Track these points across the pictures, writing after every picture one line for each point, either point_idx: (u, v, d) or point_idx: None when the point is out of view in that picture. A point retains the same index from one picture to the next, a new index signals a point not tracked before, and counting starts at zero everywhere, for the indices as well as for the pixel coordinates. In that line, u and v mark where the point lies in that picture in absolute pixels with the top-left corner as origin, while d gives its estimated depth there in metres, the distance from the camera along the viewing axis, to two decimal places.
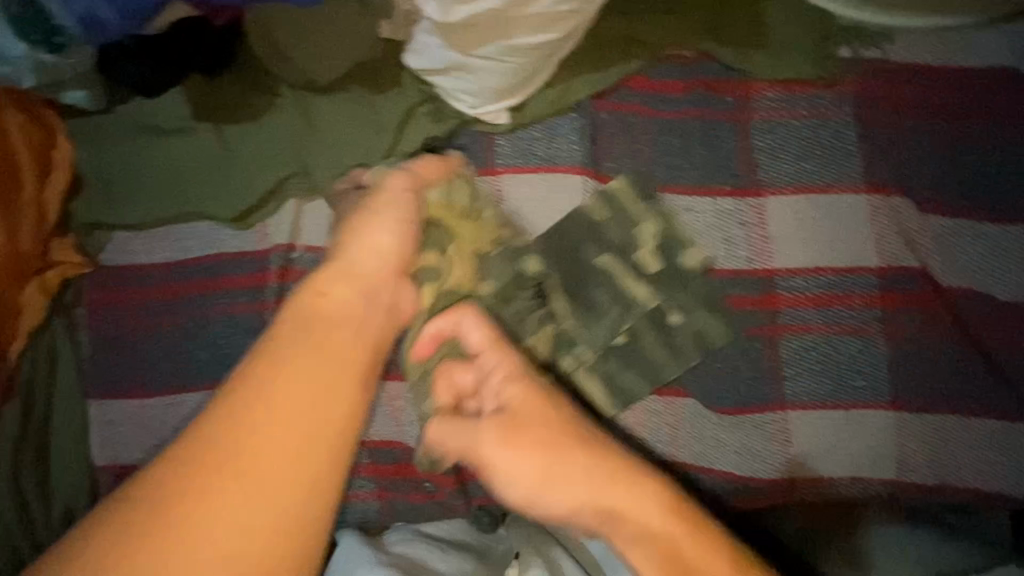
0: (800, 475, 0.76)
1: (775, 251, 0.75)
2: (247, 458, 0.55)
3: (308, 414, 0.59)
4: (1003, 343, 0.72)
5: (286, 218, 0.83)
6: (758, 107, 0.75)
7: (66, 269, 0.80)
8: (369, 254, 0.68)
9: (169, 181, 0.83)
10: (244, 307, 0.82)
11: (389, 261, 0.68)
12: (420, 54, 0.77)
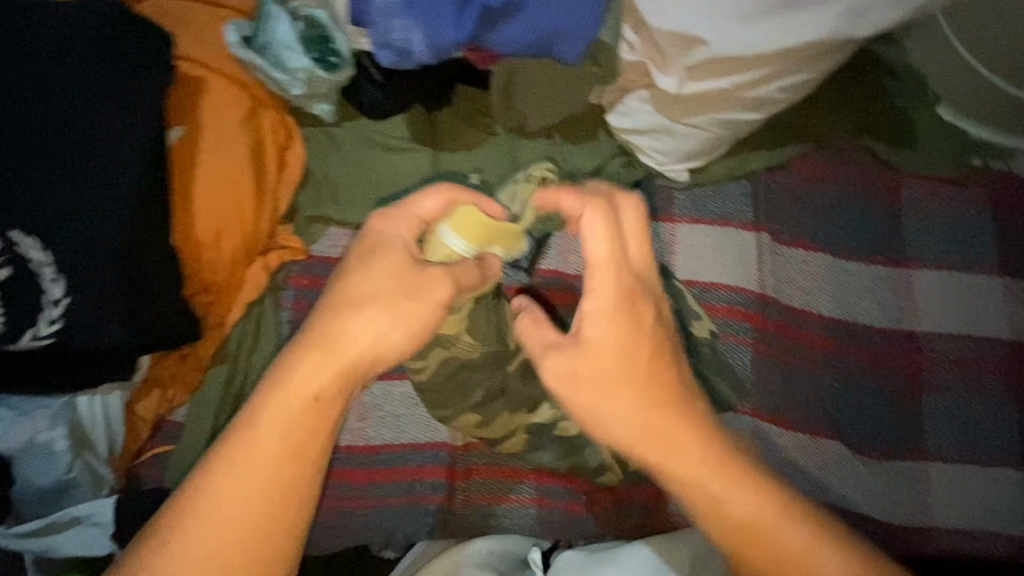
0: (939, 525, 0.83)
1: (920, 316, 0.88)
2: (267, 455, 0.57)
3: (314, 433, 0.59)
4: None
5: None
6: (906, 195, 0.91)
7: (286, 254, 0.88)
8: (380, 291, 0.63)
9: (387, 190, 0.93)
10: None
11: (413, 318, 0.64)
12: (625, 116, 0.91)
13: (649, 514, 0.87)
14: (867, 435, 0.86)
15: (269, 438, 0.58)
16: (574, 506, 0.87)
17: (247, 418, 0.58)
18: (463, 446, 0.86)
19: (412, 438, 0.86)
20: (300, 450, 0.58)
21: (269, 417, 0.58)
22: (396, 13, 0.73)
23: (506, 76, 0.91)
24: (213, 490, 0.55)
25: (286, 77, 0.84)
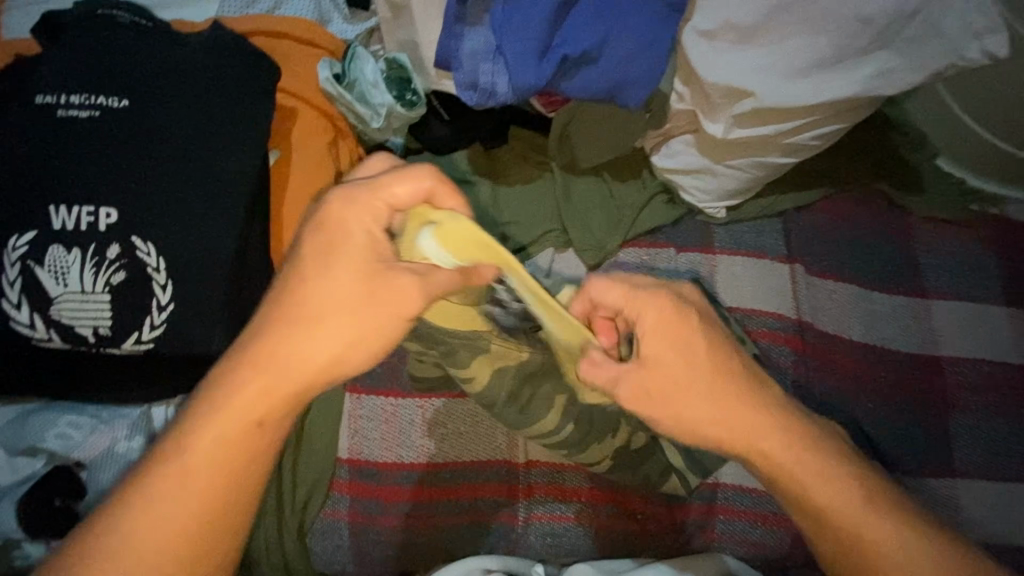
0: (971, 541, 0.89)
1: (940, 343, 0.96)
2: (190, 490, 0.52)
3: (243, 463, 0.53)
4: None
5: (543, 261, 1.03)
6: (919, 234, 1.02)
7: None
8: (337, 302, 0.56)
9: None
10: None
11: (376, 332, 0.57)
12: (670, 157, 1.00)
13: (701, 532, 0.89)
14: (903, 454, 0.92)
15: (192, 473, 0.53)
16: (631, 525, 0.88)
17: (171, 445, 0.53)
18: (524, 464, 0.88)
19: (475, 456, 0.87)
20: (225, 488, 0.53)
21: (198, 443, 0.53)
22: (484, 60, 0.84)
23: (565, 120, 0.99)
24: (117, 527, 0.51)
25: (368, 110, 0.91)
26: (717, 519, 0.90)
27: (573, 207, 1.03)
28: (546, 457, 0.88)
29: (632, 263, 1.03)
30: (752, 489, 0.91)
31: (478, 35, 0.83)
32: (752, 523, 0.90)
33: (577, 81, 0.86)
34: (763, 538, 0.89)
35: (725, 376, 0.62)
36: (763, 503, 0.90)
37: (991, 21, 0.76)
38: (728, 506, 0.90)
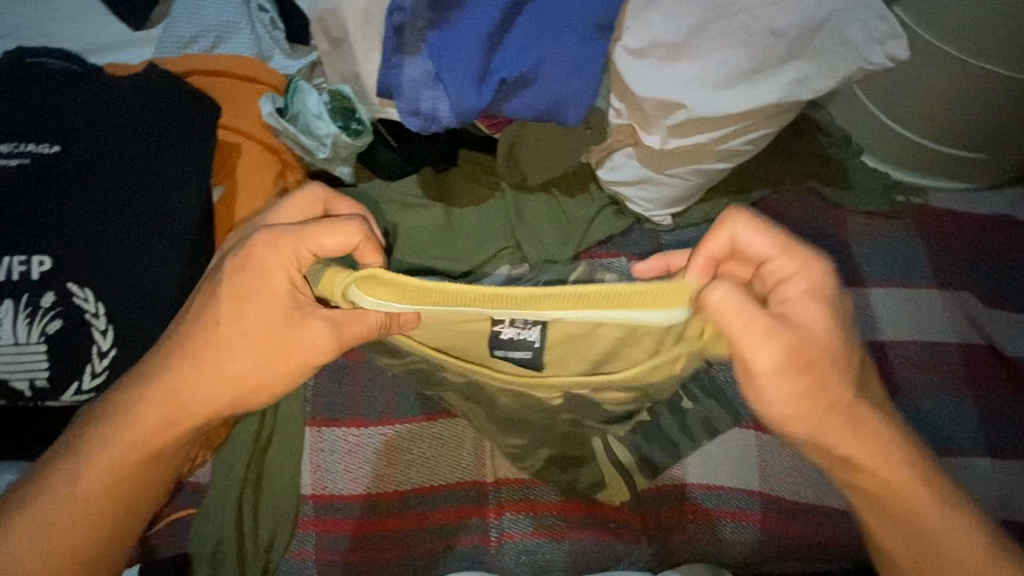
0: None
1: (882, 328, 1.01)
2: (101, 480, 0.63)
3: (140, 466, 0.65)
4: None
5: None
6: (852, 227, 1.08)
7: None
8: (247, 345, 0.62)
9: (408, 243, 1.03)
10: None
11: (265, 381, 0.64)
12: (615, 170, 1.04)
13: (673, 534, 0.90)
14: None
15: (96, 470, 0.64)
16: (605, 535, 0.89)
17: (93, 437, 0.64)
18: (493, 483, 0.88)
19: (443, 480, 0.86)
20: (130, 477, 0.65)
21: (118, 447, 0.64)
22: (424, 87, 0.85)
23: (511, 141, 1.02)
24: (43, 512, 0.62)
25: (314, 142, 0.92)
26: (688, 520, 0.91)
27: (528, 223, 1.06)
28: (515, 474, 0.88)
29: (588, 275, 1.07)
30: (719, 487, 0.93)
31: (418, 64, 0.85)
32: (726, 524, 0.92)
33: (517, 102, 0.89)
34: (732, 535, 0.91)
35: (836, 363, 0.59)
36: (730, 500, 0.93)
37: (890, 27, 0.83)
38: (696, 507, 0.92)
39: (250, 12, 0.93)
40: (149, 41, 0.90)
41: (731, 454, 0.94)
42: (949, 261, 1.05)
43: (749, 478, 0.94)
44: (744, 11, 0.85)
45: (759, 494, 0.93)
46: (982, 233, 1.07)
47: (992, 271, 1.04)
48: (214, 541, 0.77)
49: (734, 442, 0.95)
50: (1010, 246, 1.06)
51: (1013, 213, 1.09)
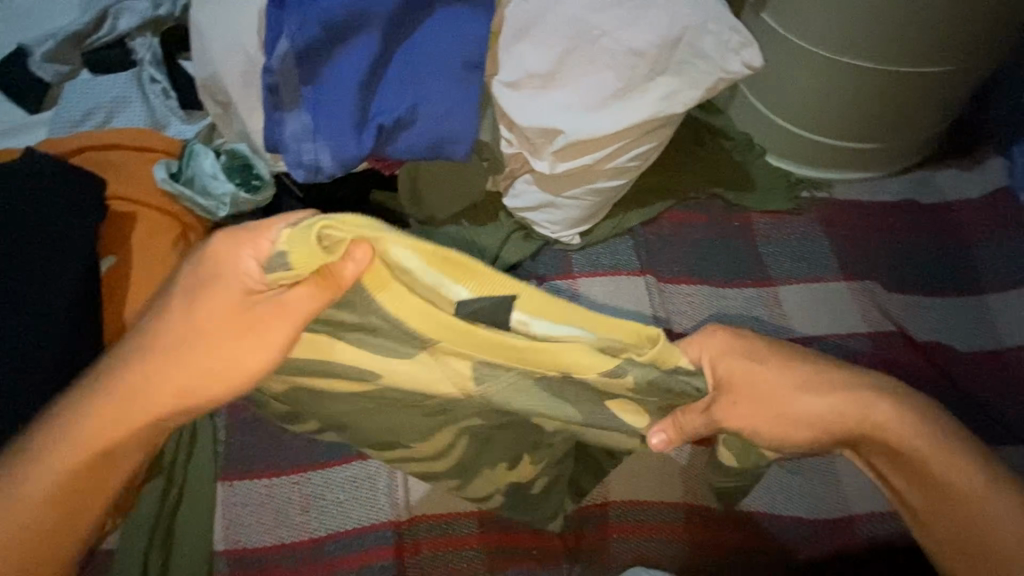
0: (854, 512, 0.93)
1: (793, 324, 1.01)
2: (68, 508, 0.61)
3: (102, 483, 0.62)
4: (982, 386, 0.94)
5: None
6: (757, 228, 1.09)
7: None
8: (194, 340, 0.59)
9: None
10: None
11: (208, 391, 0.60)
12: (517, 198, 1.06)
13: (597, 554, 0.90)
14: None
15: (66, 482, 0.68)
16: (528, 563, 0.88)
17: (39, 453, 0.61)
18: (408, 520, 0.88)
19: (359, 522, 0.87)
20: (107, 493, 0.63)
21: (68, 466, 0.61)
22: (305, 139, 0.88)
23: (411, 178, 1.04)
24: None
25: (212, 202, 0.95)
26: (613, 539, 0.90)
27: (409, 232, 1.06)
28: (430, 510, 0.89)
29: None
30: (642, 502, 0.92)
31: (297, 118, 0.88)
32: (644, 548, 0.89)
33: (399, 144, 0.91)
34: (658, 550, 0.90)
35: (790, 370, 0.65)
36: (654, 515, 0.92)
37: (742, 37, 0.86)
38: (620, 525, 0.91)
39: (142, 85, 0.99)
40: (44, 124, 0.96)
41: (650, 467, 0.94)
42: (855, 251, 1.06)
43: (672, 491, 0.93)
44: (605, 35, 0.88)
45: (683, 505, 0.92)
46: (889, 221, 1.08)
47: (898, 257, 1.05)
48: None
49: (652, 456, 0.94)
50: (914, 232, 1.07)
51: (915, 198, 1.10)
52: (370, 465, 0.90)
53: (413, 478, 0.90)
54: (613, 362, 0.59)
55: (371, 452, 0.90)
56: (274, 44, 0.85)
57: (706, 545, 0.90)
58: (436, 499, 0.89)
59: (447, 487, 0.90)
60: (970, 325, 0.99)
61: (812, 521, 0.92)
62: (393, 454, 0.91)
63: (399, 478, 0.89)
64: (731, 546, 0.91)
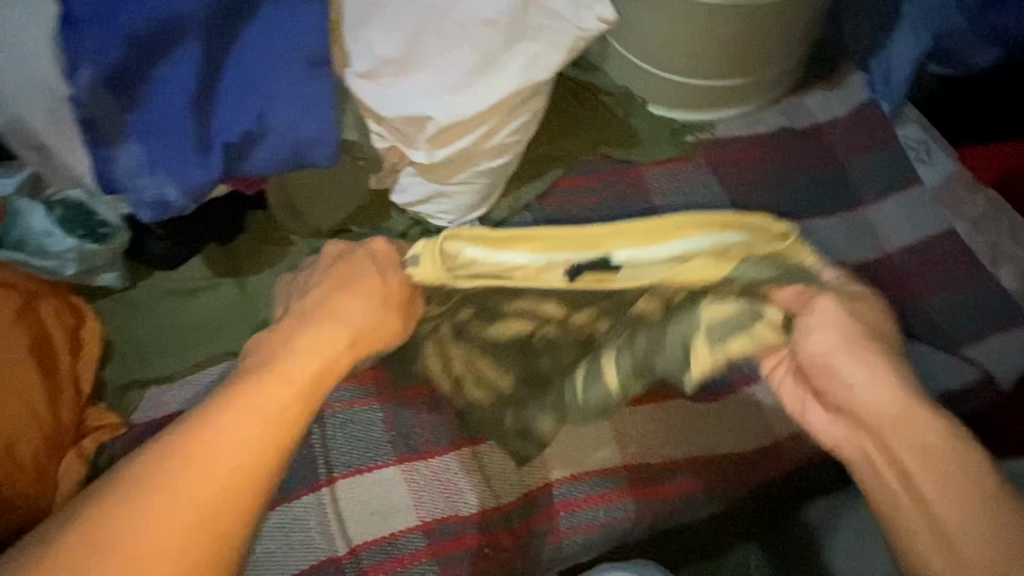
0: (778, 436, 0.97)
1: None
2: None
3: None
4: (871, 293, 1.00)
5: None
6: (650, 180, 1.09)
7: (102, 434, 0.86)
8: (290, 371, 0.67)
9: (194, 331, 0.95)
10: None
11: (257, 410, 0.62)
12: (405, 193, 1.00)
13: (546, 536, 0.90)
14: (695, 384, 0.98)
15: None
16: (481, 562, 0.87)
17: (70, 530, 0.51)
18: (349, 552, 0.86)
19: (298, 566, 0.84)
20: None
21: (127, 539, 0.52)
22: (143, 174, 0.79)
23: (282, 186, 0.94)
24: None
25: (54, 261, 0.86)
26: (560, 517, 0.91)
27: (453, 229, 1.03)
28: (371, 536, 0.87)
29: None
30: (583, 475, 0.92)
31: (128, 152, 0.78)
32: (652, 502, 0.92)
33: (255, 160, 0.83)
34: (607, 517, 0.91)
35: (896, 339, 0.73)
36: (596, 484, 0.92)
37: None
38: (565, 502, 0.91)
39: None
40: None
41: (586, 438, 0.94)
42: (744, 186, 1.08)
43: (610, 457, 0.94)
44: (452, 9, 0.83)
45: (623, 468, 0.93)
46: (770, 153, 1.11)
47: (784, 184, 1.08)
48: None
49: (585, 427, 0.94)
50: (794, 157, 1.11)
51: (791, 125, 1.14)
52: (300, 506, 0.87)
53: (347, 507, 0.87)
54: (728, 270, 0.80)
55: (298, 492, 0.88)
56: (74, 70, 0.74)
57: (650, 501, 0.92)
58: (374, 523, 0.87)
59: (384, 507, 0.88)
60: (853, 236, 1.05)
61: (742, 454, 0.96)
62: (321, 489, 0.88)
63: (331, 510, 0.87)
64: (673, 495, 0.93)
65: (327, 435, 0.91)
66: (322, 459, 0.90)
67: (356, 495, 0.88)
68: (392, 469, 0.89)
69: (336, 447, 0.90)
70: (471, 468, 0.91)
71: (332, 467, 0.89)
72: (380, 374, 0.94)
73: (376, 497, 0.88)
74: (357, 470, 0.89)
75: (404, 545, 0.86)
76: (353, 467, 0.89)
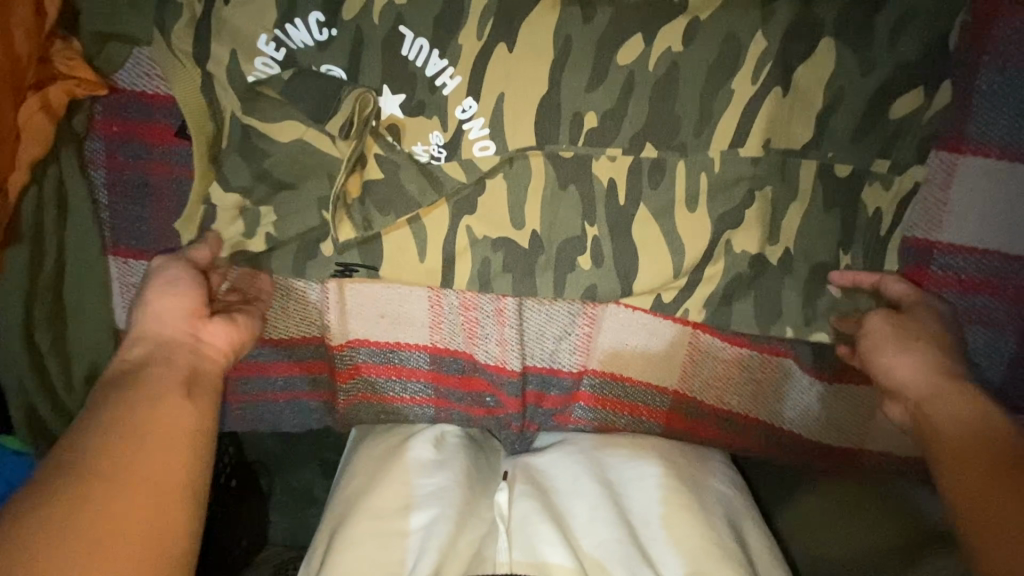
0: (866, 447, 0.76)
1: (944, 222, 0.66)
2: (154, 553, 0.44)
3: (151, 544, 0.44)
4: None
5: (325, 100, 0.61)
6: (998, 36, 0.61)
7: (75, 86, 0.62)
8: None
9: None
10: (316, 364, 0.76)
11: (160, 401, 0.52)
12: None
13: (552, 414, 0.78)
14: None
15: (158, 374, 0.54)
16: (476, 410, 0.78)
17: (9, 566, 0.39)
18: (349, 399, 0.77)
19: (291, 359, 0.75)
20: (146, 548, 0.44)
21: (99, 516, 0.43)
22: None
23: None
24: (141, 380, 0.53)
25: None
26: (575, 404, 0.78)
27: (249, 65, 0.61)
28: (416, 410, 0.77)
29: (455, 305, 0.73)
30: (624, 377, 0.76)
31: None
32: (718, 431, 0.78)
33: None
34: (625, 427, 0.78)
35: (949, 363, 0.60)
36: (633, 393, 0.77)
37: None
38: (590, 394, 0.77)
39: None
40: None
41: (652, 350, 0.74)
42: None
43: (665, 377, 0.76)
44: None
45: (673, 393, 0.77)
46: (1009, 27, 0.61)
47: None
48: (14, 382, 0.68)
49: (659, 336, 0.74)
50: None
51: None
52: (308, 349, 0.75)
53: (375, 404, 0.77)
54: (770, 417, 0.77)
55: (321, 364, 0.76)
56: None
57: (681, 434, 0.78)
58: (396, 415, 0.77)
59: (412, 414, 0.77)
60: None
61: (814, 443, 0.77)
62: (339, 376, 0.76)
63: (370, 411, 0.77)
64: (712, 440, 0.78)
65: (359, 354, 0.75)
66: (347, 344, 0.74)
67: (388, 405, 0.77)
68: (420, 390, 0.77)
69: (368, 351, 0.75)
70: (507, 320, 0.73)
71: (357, 362, 0.75)
72: (442, 345, 0.75)
73: (405, 408, 0.77)
74: (392, 396, 0.76)
75: (433, 417, 0.78)
76: (391, 386, 0.76)
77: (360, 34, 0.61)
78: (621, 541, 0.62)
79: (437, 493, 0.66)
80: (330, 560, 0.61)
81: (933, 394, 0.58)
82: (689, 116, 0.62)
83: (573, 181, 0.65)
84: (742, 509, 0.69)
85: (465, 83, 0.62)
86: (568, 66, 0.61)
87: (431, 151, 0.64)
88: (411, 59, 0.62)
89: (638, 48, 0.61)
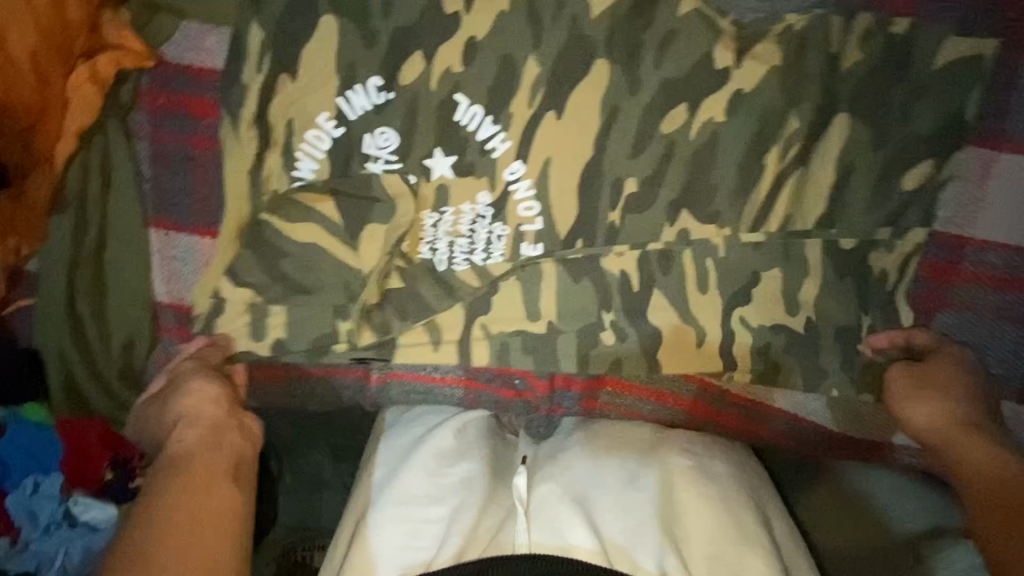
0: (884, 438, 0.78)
1: (978, 218, 0.67)
2: None
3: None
4: None
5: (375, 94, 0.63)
6: None
7: (123, 57, 0.62)
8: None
9: None
10: None
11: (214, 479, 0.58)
12: None
13: (579, 399, 0.79)
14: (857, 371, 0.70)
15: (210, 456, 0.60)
16: (505, 392, 0.79)
17: None
18: (382, 377, 0.78)
19: None
20: None
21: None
22: None
23: None
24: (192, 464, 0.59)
25: None
26: (602, 390, 0.79)
27: (307, 42, 0.63)
28: (445, 390, 0.78)
29: None
30: None
31: None
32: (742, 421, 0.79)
33: None
34: (650, 414, 0.79)
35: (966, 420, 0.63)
36: (660, 380, 0.78)
37: None
38: (618, 379, 0.78)
39: None
40: None
41: None
42: None
43: None
44: None
45: (698, 381, 0.78)
46: None
47: None
48: (55, 348, 0.69)
49: None
50: None
51: None
52: None
53: (407, 382, 0.78)
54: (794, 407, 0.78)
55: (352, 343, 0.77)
56: None
57: (706, 423, 0.79)
58: (426, 394, 0.78)
59: (441, 395, 0.78)
60: None
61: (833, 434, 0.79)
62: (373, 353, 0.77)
63: (401, 390, 0.78)
64: (737, 429, 0.79)
65: None
66: None
67: (420, 384, 0.78)
68: (452, 370, 0.78)
69: None
70: None
71: None
72: None
73: (435, 388, 0.78)
74: (424, 376, 0.78)
75: (461, 398, 0.78)
76: (423, 365, 0.77)
77: (416, 101, 0.64)
78: (643, 527, 0.63)
79: (456, 483, 0.66)
80: (353, 547, 0.62)
81: (952, 443, 0.63)
82: (729, 109, 0.64)
83: (612, 172, 0.66)
84: (768, 502, 0.70)
85: (520, 114, 0.65)
86: (615, 60, 0.64)
87: (477, 209, 0.67)
88: (464, 125, 0.65)
89: (684, 44, 0.64)
